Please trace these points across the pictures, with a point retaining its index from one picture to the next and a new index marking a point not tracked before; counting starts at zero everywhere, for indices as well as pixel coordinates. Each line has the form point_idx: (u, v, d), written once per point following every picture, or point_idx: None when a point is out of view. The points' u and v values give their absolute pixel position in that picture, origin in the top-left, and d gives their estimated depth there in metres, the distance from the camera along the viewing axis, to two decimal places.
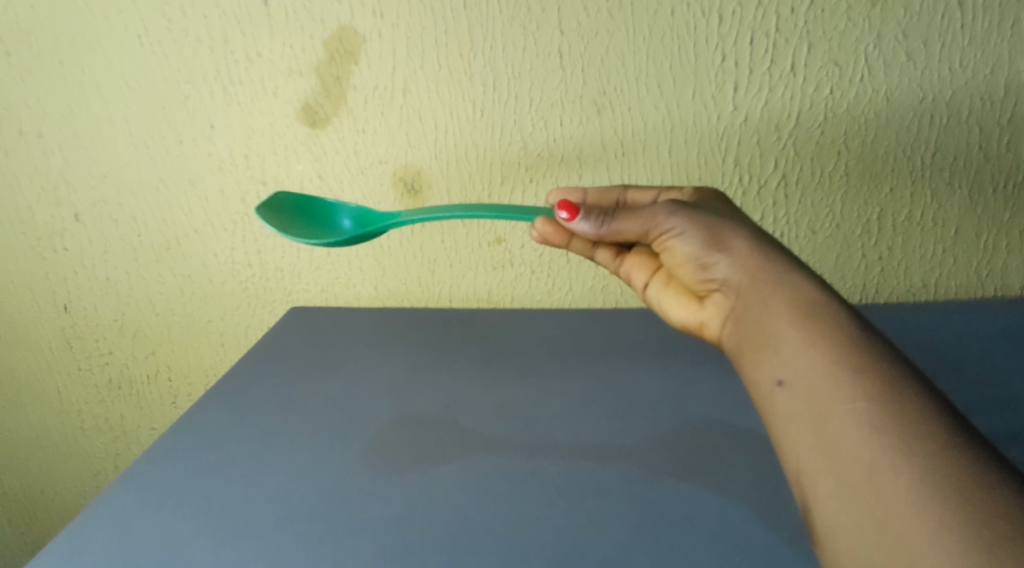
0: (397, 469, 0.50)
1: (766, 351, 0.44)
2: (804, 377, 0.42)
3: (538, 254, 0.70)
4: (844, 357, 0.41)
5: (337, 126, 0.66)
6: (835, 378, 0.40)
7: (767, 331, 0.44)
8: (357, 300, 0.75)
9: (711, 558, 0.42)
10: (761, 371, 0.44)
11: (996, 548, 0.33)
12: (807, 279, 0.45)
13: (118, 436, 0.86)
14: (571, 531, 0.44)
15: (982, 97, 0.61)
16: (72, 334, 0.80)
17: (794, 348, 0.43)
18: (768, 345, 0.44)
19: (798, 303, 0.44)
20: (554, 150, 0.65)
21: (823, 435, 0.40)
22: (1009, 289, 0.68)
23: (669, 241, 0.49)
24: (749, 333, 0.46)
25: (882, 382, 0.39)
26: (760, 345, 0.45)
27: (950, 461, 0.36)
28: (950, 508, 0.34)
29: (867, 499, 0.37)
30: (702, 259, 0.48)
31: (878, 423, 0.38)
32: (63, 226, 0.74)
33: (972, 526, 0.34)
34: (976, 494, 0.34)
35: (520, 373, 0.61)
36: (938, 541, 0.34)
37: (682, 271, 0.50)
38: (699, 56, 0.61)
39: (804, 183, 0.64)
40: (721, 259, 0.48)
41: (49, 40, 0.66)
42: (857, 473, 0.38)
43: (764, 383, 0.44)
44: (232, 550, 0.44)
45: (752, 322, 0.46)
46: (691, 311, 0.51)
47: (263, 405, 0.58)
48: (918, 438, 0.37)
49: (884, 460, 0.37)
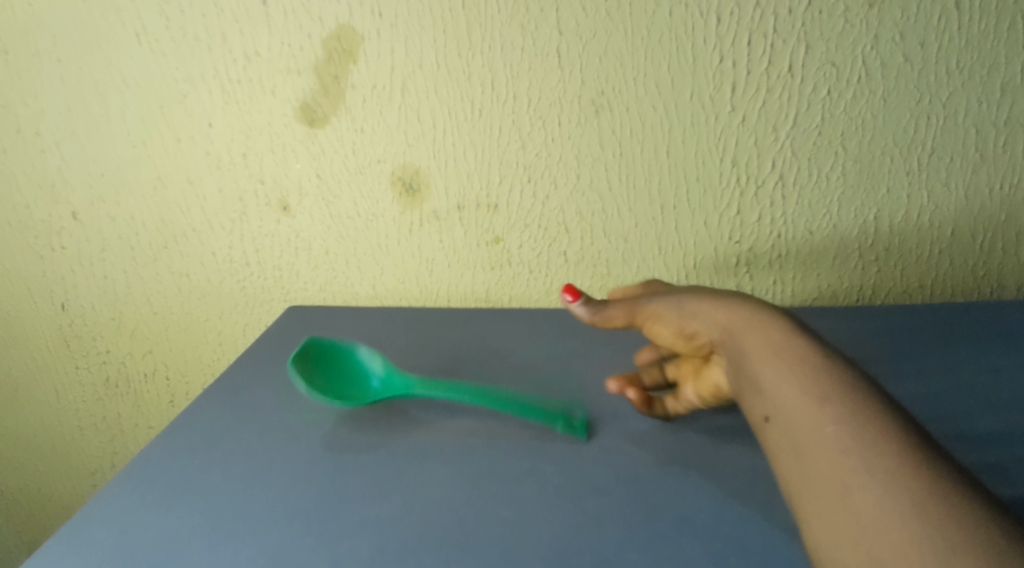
0: (395, 467, 0.50)
1: (753, 392, 0.45)
2: (779, 410, 0.42)
3: (536, 254, 0.70)
4: (814, 387, 0.42)
5: (336, 125, 0.66)
6: (808, 406, 0.41)
7: (752, 376, 0.45)
8: (355, 300, 0.75)
9: (708, 556, 0.42)
10: (753, 411, 0.45)
11: (957, 559, 0.32)
12: (780, 322, 0.47)
13: (116, 435, 0.86)
14: (568, 530, 0.44)
15: (978, 99, 0.61)
16: (68, 334, 0.80)
17: (773, 383, 0.43)
18: (754, 387, 0.45)
19: (769, 342, 0.45)
20: (553, 150, 0.65)
21: (801, 461, 0.40)
22: (1004, 289, 0.68)
23: (654, 324, 0.53)
24: (740, 380, 0.47)
25: (850, 405, 0.40)
26: (749, 388, 0.45)
27: (914, 478, 0.36)
28: (915, 524, 0.34)
29: (842, 517, 0.37)
30: (685, 330, 0.52)
31: (848, 446, 0.38)
32: (60, 225, 0.74)
33: (938, 540, 0.33)
34: (940, 510, 0.34)
35: (518, 373, 0.61)
36: (904, 555, 0.34)
37: (677, 345, 0.53)
38: (698, 56, 0.61)
39: (801, 183, 0.64)
40: (698, 323, 0.51)
41: (48, 38, 0.66)
42: (829, 494, 0.38)
43: (755, 422, 0.44)
44: (229, 549, 0.44)
45: (740, 368, 0.47)
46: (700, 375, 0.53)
47: (260, 403, 0.58)
48: (884, 457, 0.37)
49: (857, 482, 0.37)
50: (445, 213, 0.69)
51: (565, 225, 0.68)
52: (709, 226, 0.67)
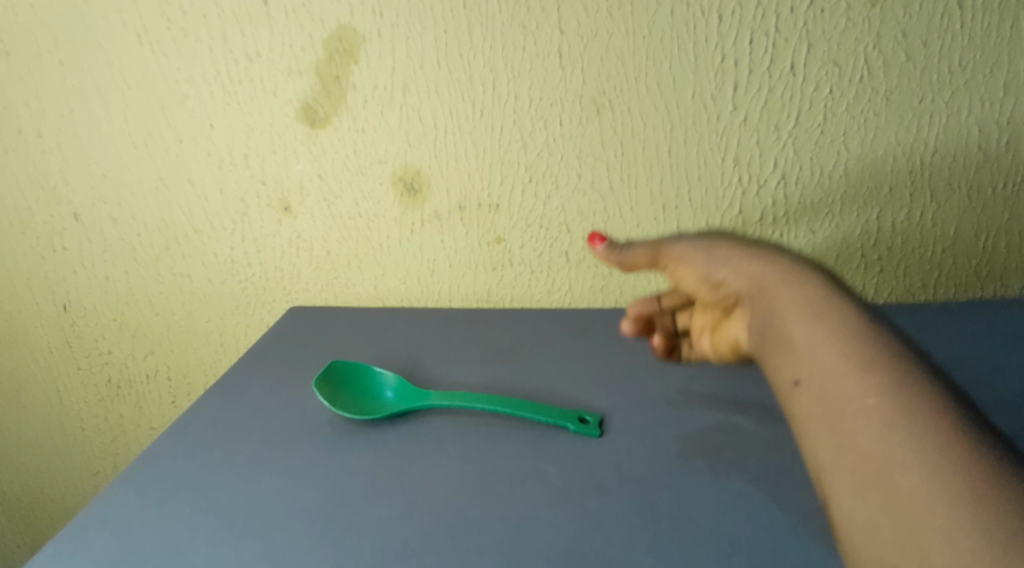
0: (397, 467, 0.50)
1: (783, 354, 0.45)
2: (817, 376, 0.42)
3: (537, 254, 0.70)
4: (854, 354, 0.41)
5: (337, 126, 0.66)
6: (844, 374, 0.41)
7: (783, 336, 0.45)
8: (356, 300, 0.75)
9: (712, 556, 0.42)
10: (780, 373, 0.45)
11: (1001, 545, 0.32)
12: (813, 280, 0.46)
13: (118, 436, 0.86)
14: (571, 530, 0.44)
15: (981, 98, 0.61)
16: (70, 335, 0.80)
17: (806, 348, 0.43)
18: (784, 349, 0.45)
19: (804, 301, 0.45)
20: (554, 150, 0.65)
21: (838, 431, 0.40)
22: (1008, 289, 0.68)
23: (681, 269, 0.53)
24: (767, 339, 0.47)
25: (893, 377, 0.39)
26: (778, 348, 0.46)
27: (960, 458, 0.35)
28: (959, 505, 0.34)
29: (880, 493, 0.37)
30: (712, 278, 0.51)
31: (890, 420, 0.38)
32: (62, 226, 0.74)
33: (981, 522, 0.33)
34: (986, 492, 0.34)
35: (519, 373, 0.61)
36: (947, 539, 0.34)
37: (701, 294, 0.53)
38: (699, 55, 0.60)
39: (803, 182, 0.64)
40: (725, 272, 0.51)
41: (49, 40, 0.66)
42: (870, 471, 0.38)
43: (784, 384, 0.44)
44: (232, 549, 0.44)
45: (768, 327, 0.47)
46: (724, 325, 0.53)
47: (261, 404, 0.58)
48: (929, 434, 0.37)
49: (897, 457, 0.37)
50: (447, 213, 0.69)
51: (566, 224, 0.68)
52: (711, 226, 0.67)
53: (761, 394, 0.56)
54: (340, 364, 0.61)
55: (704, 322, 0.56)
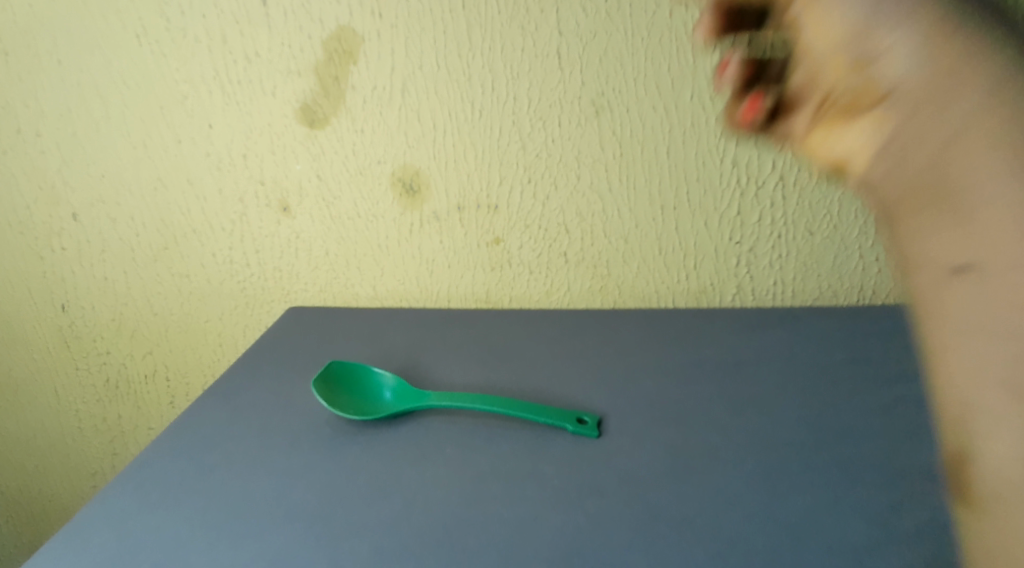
0: (396, 468, 0.50)
1: (947, 219, 0.27)
2: (997, 253, 0.26)
3: (536, 254, 0.70)
4: None
5: (336, 126, 0.66)
6: None
7: (978, 198, 0.26)
8: (355, 300, 0.75)
9: (709, 556, 0.42)
10: (933, 249, 0.28)
11: None
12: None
13: (116, 436, 0.86)
14: (569, 531, 0.44)
15: None
16: (68, 335, 0.80)
17: (1005, 222, 0.26)
18: (961, 218, 0.27)
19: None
20: (553, 151, 0.65)
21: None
22: None
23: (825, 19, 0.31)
24: (923, 186, 0.28)
25: None
26: (938, 202, 0.28)
27: None
28: None
29: None
30: (866, 49, 0.30)
31: None
32: (61, 226, 0.74)
33: None
34: None
35: (517, 374, 0.61)
36: None
37: (829, 70, 0.31)
38: (698, 57, 0.61)
39: (802, 183, 0.64)
40: (893, 39, 0.29)
41: (48, 39, 0.66)
42: None
43: (937, 269, 0.28)
44: (229, 550, 0.44)
45: (937, 161, 0.28)
46: (841, 126, 0.33)
47: (260, 404, 0.58)
48: None
49: None
50: (446, 214, 0.69)
51: (565, 225, 0.68)
52: (709, 227, 0.67)
53: (759, 395, 0.56)
54: (340, 364, 0.61)
55: (841, 94, 0.32)
